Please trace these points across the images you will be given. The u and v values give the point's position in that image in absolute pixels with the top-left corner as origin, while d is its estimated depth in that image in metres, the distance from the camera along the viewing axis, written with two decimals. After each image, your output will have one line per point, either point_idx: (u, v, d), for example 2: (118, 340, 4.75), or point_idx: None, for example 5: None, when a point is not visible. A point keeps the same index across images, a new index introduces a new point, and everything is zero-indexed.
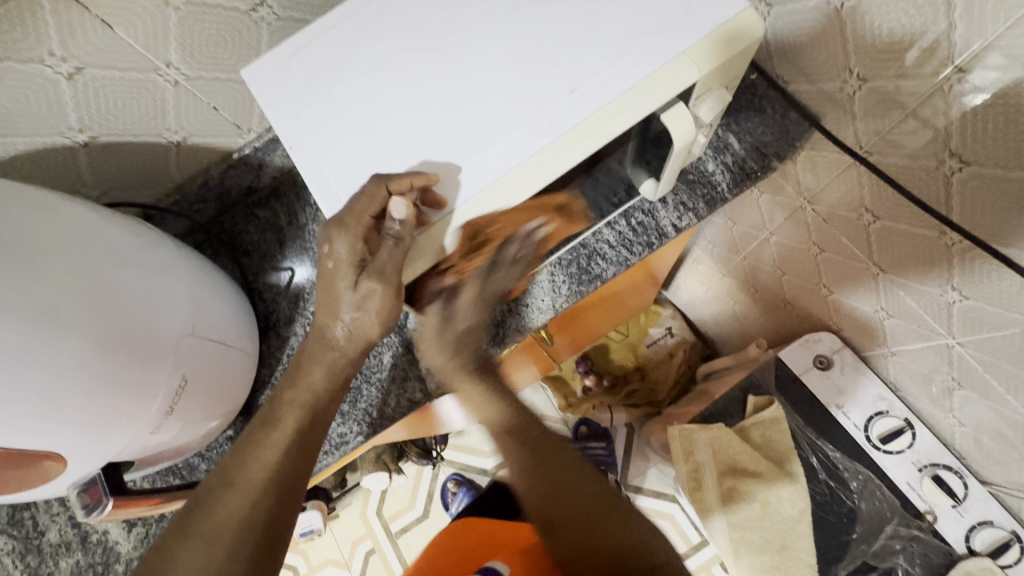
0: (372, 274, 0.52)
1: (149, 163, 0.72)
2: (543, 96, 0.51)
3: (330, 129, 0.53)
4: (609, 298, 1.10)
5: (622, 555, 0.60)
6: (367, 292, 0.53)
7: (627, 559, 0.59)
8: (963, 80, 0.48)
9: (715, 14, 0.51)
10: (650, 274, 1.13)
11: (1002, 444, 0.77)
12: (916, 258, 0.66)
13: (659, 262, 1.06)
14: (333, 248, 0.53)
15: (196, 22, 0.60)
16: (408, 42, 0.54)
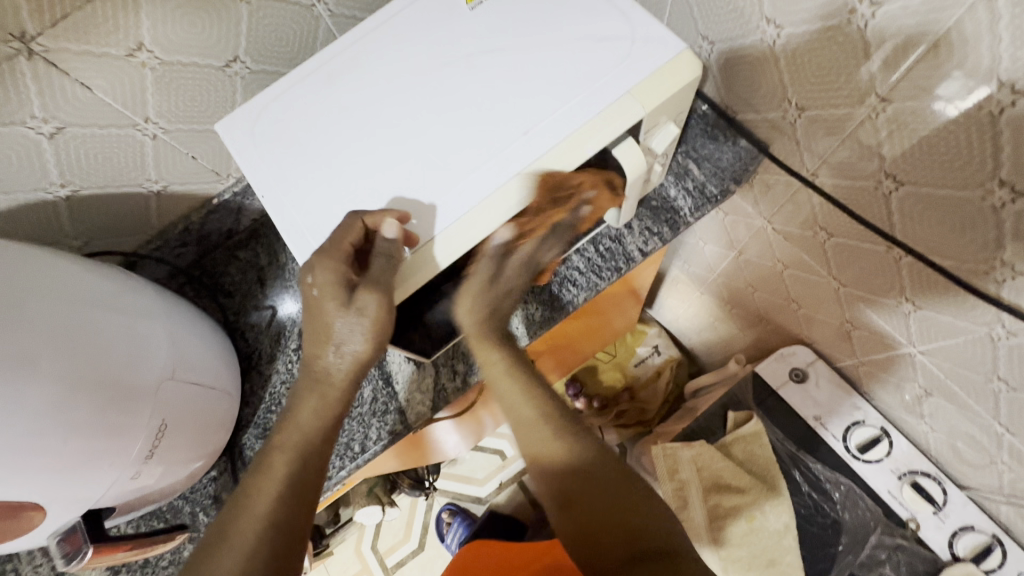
0: (369, 285, 0.53)
1: (131, 212, 0.74)
2: (499, 138, 0.54)
3: (301, 175, 0.56)
4: (593, 320, 1.13)
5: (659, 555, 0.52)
6: (361, 307, 0.53)
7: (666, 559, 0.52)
8: (885, 109, 0.52)
9: (655, 56, 0.54)
10: (631, 293, 1.15)
11: (973, 447, 0.79)
12: (870, 272, 0.69)
13: (640, 281, 1.08)
14: (316, 274, 0.53)
15: (173, 80, 0.63)
16: (371, 92, 0.58)
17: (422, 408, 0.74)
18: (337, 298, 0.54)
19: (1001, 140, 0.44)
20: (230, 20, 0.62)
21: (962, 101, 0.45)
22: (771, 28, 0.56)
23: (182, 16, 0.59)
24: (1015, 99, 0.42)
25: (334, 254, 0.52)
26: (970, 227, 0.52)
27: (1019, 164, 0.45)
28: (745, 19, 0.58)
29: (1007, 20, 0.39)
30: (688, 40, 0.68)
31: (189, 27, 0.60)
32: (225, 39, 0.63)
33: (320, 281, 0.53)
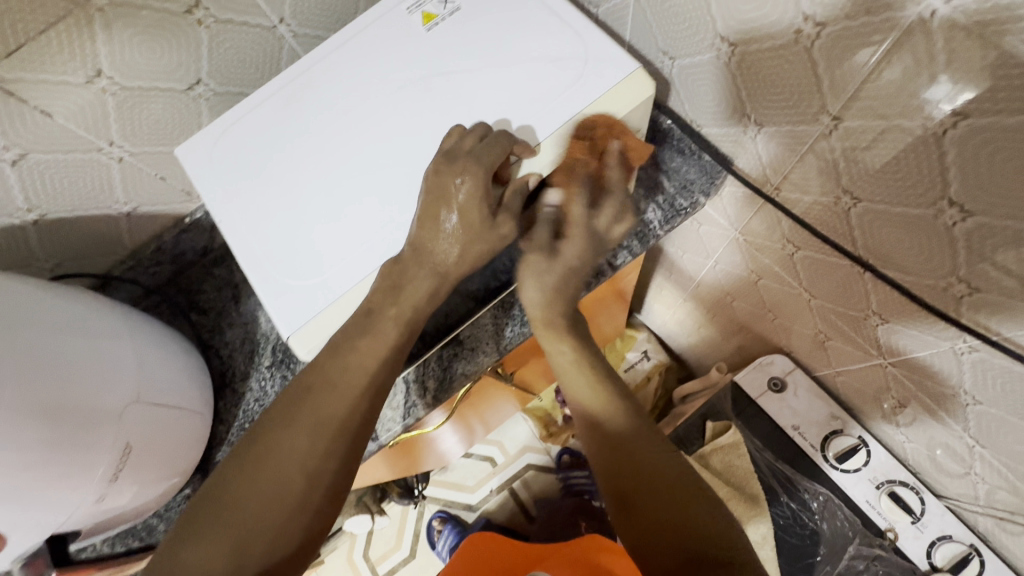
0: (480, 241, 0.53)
1: (103, 234, 0.75)
2: (462, 145, 0.52)
3: (257, 200, 0.56)
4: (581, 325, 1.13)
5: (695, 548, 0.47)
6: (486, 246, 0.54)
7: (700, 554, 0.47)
8: (837, 126, 0.51)
9: (607, 76, 0.54)
10: (622, 295, 1.13)
11: (951, 456, 0.78)
12: (839, 286, 0.69)
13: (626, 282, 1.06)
14: (466, 179, 0.50)
15: (135, 105, 0.64)
16: (328, 115, 0.58)
17: (393, 426, 0.74)
18: (478, 216, 0.52)
19: (948, 159, 0.44)
20: (190, 44, 0.62)
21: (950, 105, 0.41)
22: (724, 45, 0.56)
23: (141, 44, 0.59)
24: (957, 120, 0.41)
25: (490, 167, 0.50)
26: (926, 244, 0.52)
27: (966, 184, 0.44)
28: (700, 35, 0.58)
29: (942, 43, 0.39)
30: (649, 56, 0.68)
31: (148, 53, 0.60)
32: (187, 64, 0.64)
33: (465, 199, 0.51)
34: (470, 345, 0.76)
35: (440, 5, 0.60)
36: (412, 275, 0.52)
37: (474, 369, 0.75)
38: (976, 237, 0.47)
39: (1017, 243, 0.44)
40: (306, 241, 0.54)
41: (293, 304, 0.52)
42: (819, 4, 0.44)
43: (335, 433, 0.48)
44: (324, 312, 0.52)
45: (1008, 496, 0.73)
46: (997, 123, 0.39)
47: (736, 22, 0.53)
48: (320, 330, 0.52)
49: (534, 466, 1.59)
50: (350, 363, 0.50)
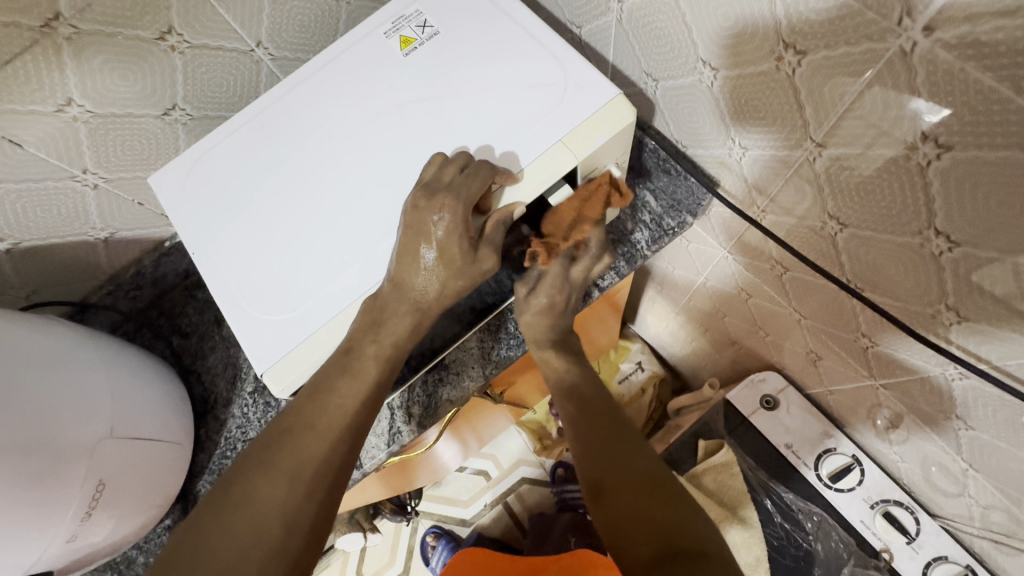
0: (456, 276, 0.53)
1: (80, 261, 0.74)
2: (442, 176, 0.51)
3: (233, 232, 0.55)
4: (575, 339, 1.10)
5: (663, 533, 0.52)
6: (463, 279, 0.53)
7: (668, 539, 0.51)
8: (820, 153, 0.50)
9: (587, 102, 0.53)
10: (615, 308, 1.11)
11: (945, 476, 0.76)
12: (827, 307, 0.68)
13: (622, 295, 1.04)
14: (444, 215, 0.50)
15: (108, 132, 0.62)
16: (304, 143, 0.57)
17: (377, 453, 0.72)
18: (459, 251, 0.52)
19: (932, 190, 0.43)
20: (165, 70, 0.61)
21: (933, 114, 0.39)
22: (707, 69, 0.55)
23: (111, 70, 0.57)
24: (940, 152, 0.40)
25: (469, 201, 0.49)
26: (913, 272, 0.51)
27: (951, 215, 0.43)
28: (682, 59, 0.58)
29: (922, 77, 0.38)
30: (634, 76, 0.67)
31: (120, 79, 0.59)
32: (162, 89, 0.62)
33: (443, 234, 0.51)
34: (456, 369, 0.74)
35: (417, 29, 0.59)
36: (392, 311, 0.52)
37: (461, 393, 0.73)
38: (962, 267, 0.46)
39: (1004, 275, 0.43)
40: (280, 274, 0.53)
41: (267, 340, 0.51)
42: (799, 34, 0.44)
43: (311, 476, 0.47)
44: (298, 348, 0.51)
45: (1002, 518, 0.71)
46: (979, 157, 0.38)
47: (717, 48, 0.52)
48: (294, 367, 0.50)
49: (529, 479, 1.57)
50: (331, 403, 0.50)
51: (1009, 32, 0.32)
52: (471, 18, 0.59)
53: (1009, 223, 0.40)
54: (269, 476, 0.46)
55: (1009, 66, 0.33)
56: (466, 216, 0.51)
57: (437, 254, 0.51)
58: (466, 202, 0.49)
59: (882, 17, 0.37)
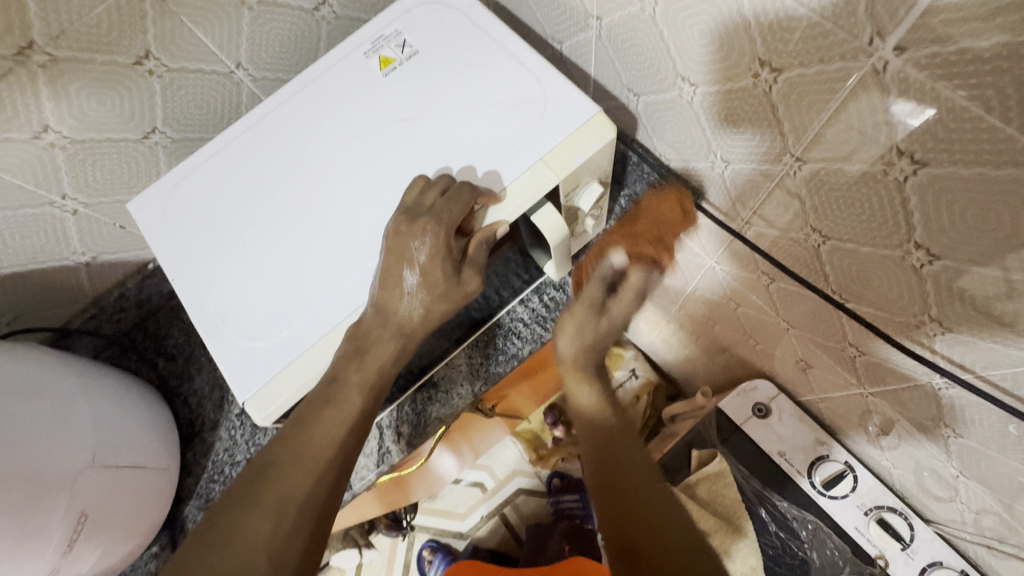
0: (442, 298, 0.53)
1: (62, 285, 0.73)
2: (424, 200, 0.50)
3: (213, 256, 0.54)
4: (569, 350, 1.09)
5: None
6: (446, 304, 0.52)
7: None
8: (801, 166, 0.50)
9: (567, 120, 0.53)
10: None
11: (937, 482, 0.76)
12: (814, 317, 0.68)
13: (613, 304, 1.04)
14: (425, 239, 0.49)
15: (87, 157, 0.62)
16: (283, 165, 0.56)
17: (367, 473, 0.71)
18: (442, 274, 0.51)
19: (910, 205, 0.43)
20: (143, 94, 0.61)
21: (903, 134, 0.39)
22: (687, 85, 0.55)
23: (88, 95, 0.57)
24: (917, 167, 0.40)
25: (451, 224, 0.49)
26: (896, 283, 0.51)
27: (930, 229, 0.43)
28: (662, 75, 0.58)
29: (897, 94, 0.38)
30: (616, 91, 0.67)
31: (97, 104, 0.58)
32: (141, 113, 0.62)
33: (425, 259, 0.50)
34: (445, 387, 0.73)
35: (397, 49, 0.59)
36: (376, 337, 0.50)
37: (449, 412, 0.72)
38: (944, 280, 0.46)
39: (983, 288, 0.43)
40: (260, 299, 0.52)
41: (249, 367, 0.50)
42: (774, 52, 0.44)
43: (295, 510, 0.45)
44: (280, 375, 0.50)
45: (994, 523, 0.71)
46: (955, 173, 0.38)
47: (695, 64, 0.52)
48: (275, 394, 0.50)
49: (524, 490, 1.55)
50: (315, 436, 0.48)
51: (977, 52, 0.32)
52: (450, 38, 0.59)
53: (988, 237, 0.40)
54: (252, 511, 0.45)
55: (980, 84, 0.33)
56: (448, 239, 0.50)
57: (419, 277, 0.50)
58: (447, 227, 0.49)
59: (852, 37, 0.37)
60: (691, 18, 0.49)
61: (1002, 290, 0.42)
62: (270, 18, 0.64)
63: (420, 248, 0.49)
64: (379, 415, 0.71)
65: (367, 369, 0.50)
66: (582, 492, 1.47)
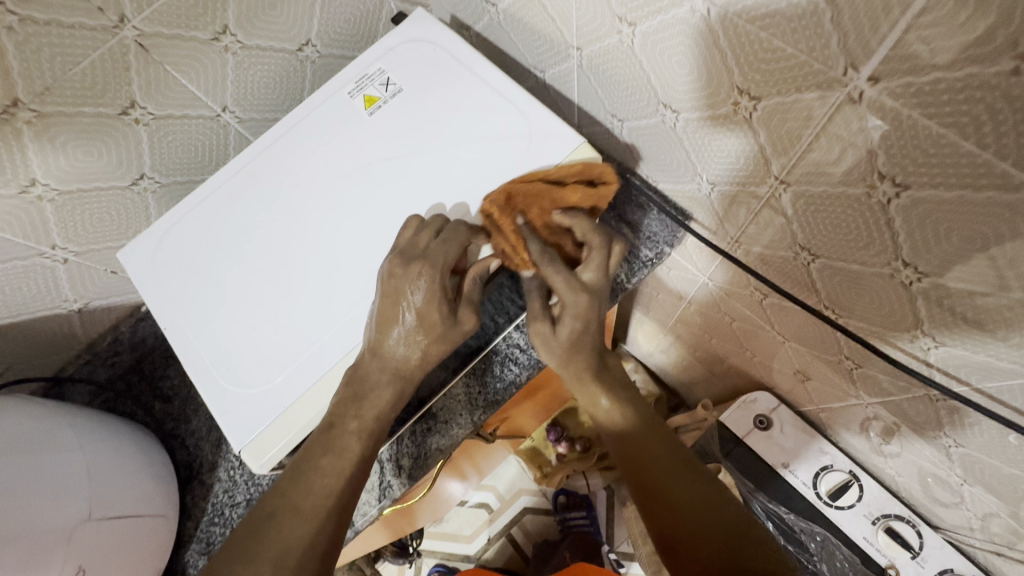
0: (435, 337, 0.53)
1: (55, 333, 0.73)
2: (415, 241, 0.50)
3: (205, 302, 0.54)
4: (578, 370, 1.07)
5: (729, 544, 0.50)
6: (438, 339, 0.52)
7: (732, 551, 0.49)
8: (783, 190, 0.51)
9: (551, 153, 0.54)
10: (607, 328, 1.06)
11: (942, 488, 0.76)
12: (807, 331, 0.69)
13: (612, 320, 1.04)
14: (420, 284, 0.49)
15: (76, 207, 0.62)
16: (272, 208, 0.56)
17: (369, 509, 0.70)
18: (439, 315, 0.51)
19: (894, 226, 0.43)
20: (130, 143, 0.61)
21: (884, 160, 0.40)
22: (669, 112, 0.56)
23: (74, 148, 0.57)
24: (898, 191, 0.41)
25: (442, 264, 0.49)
26: (885, 299, 0.51)
27: (916, 249, 0.44)
28: (645, 101, 0.58)
29: (876, 123, 0.38)
30: (600, 117, 0.68)
31: (83, 156, 0.58)
32: (129, 161, 0.62)
33: (421, 303, 0.50)
34: (444, 416, 0.72)
35: (381, 87, 0.60)
36: (373, 382, 0.50)
37: (449, 442, 0.72)
38: (932, 296, 0.46)
39: (971, 305, 0.44)
40: (254, 345, 0.52)
41: (245, 415, 0.50)
42: (752, 81, 0.44)
43: (296, 564, 0.45)
44: (277, 421, 0.50)
45: (1002, 529, 0.71)
46: (936, 196, 0.38)
47: (677, 93, 0.53)
48: (272, 441, 0.50)
49: (530, 509, 1.52)
50: (316, 486, 0.48)
51: (949, 83, 0.32)
52: (433, 75, 0.59)
53: (973, 258, 0.40)
54: (252, 566, 0.44)
55: (953, 113, 0.33)
56: (442, 279, 0.51)
57: (415, 319, 0.50)
58: (440, 270, 0.49)
59: (828, 68, 0.38)
60: (669, 49, 0.49)
61: (991, 305, 0.43)
62: (253, 62, 0.65)
63: (410, 288, 0.49)
64: (379, 449, 0.71)
65: (365, 416, 0.50)
66: (588, 509, 1.47)
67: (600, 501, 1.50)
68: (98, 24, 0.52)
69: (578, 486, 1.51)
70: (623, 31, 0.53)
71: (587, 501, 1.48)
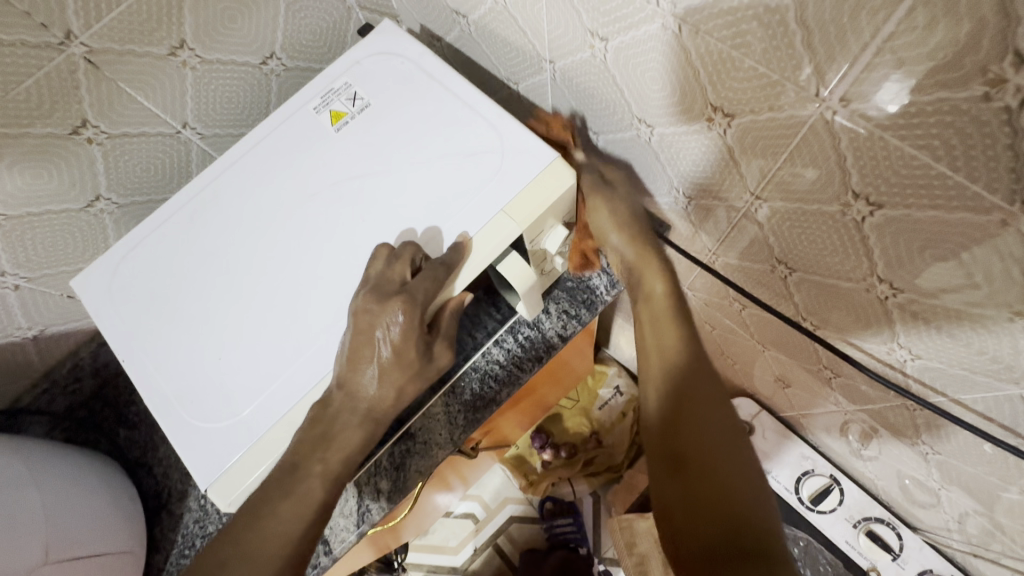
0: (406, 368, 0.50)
1: (10, 361, 0.69)
2: (389, 272, 0.48)
3: (165, 332, 0.52)
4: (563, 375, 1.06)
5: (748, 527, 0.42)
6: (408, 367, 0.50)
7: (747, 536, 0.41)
8: (759, 205, 0.51)
9: (527, 168, 0.52)
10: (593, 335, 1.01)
11: (921, 490, 0.76)
12: (786, 341, 0.69)
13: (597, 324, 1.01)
14: (398, 320, 0.47)
15: (27, 230, 0.58)
16: (236, 229, 0.54)
17: (346, 535, 0.68)
18: (416, 352, 0.50)
19: (869, 243, 0.43)
20: (83, 163, 0.58)
21: (857, 179, 0.39)
22: (644, 125, 0.55)
23: (21, 171, 0.54)
24: (873, 210, 0.40)
25: (427, 301, 0.48)
26: (862, 313, 0.51)
27: (890, 264, 0.43)
28: (620, 115, 0.57)
29: (847, 142, 0.38)
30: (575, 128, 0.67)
31: (32, 179, 0.55)
32: (83, 181, 0.58)
33: (396, 337, 0.48)
34: (422, 437, 0.70)
35: (348, 102, 0.58)
36: (343, 423, 0.48)
37: (430, 464, 0.70)
38: (908, 311, 0.46)
39: (946, 319, 0.44)
40: (219, 377, 0.50)
41: (211, 451, 0.48)
42: (725, 99, 0.44)
43: None
44: (244, 457, 0.48)
45: (978, 531, 0.72)
46: (909, 216, 0.38)
47: (650, 108, 0.52)
48: (240, 479, 0.47)
49: (517, 518, 1.50)
50: (270, 531, 0.46)
51: (920, 107, 0.32)
52: (403, 89, 0.58)
53: (947, 275, 0.40)
54: None
55: (923, 136, 0.33)
56: (423, 315, 0.49)
57: (387, 352, 0.48)
58: (421, 306, 0.48)
59: (800, 88, 0.37)
60: (642, 65, 0.49)
61: (963, 320, 0.43)
62: (215, 75, 0.62)
63: (378, 317, 0.47)
64: (357, 473, 0.69)
65: (329, 460, 0.48)
66: (574, 516, 1.45)
67: (586, 509, 1.46)
68: (43, 41, 0.49)
69: (564, 494, 1.47)
70: (596, 46, 0.52)
71: (573, 509, 1.45)
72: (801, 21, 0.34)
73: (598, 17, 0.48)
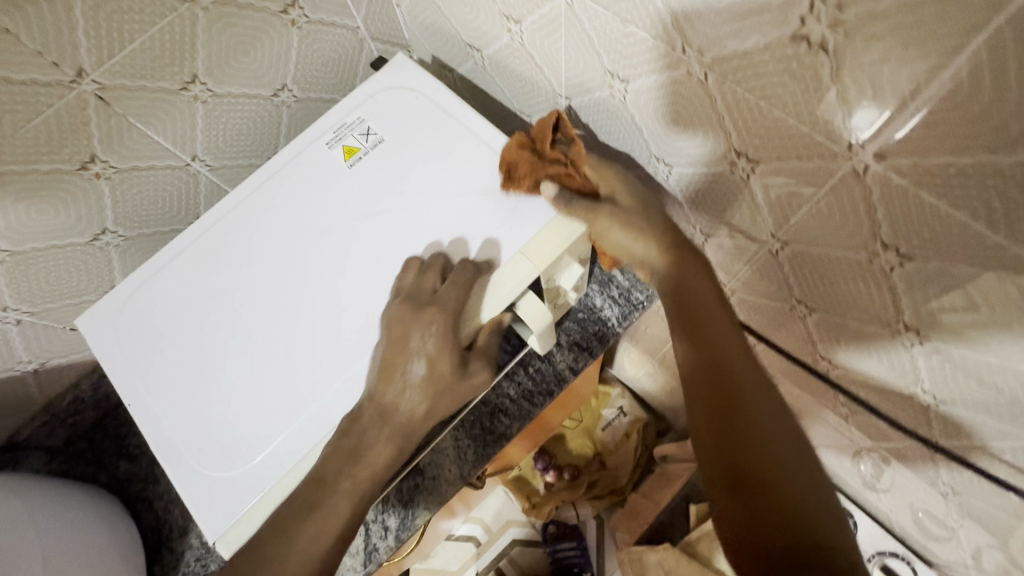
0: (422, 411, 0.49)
1: (9, 395, 0.67)
2: (406, 316, 0.47)
3: (173, 375, 0.50)
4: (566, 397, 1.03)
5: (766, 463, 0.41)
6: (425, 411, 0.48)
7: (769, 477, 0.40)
8: (781, 247, 0.50)
9: (545, 207, 0.51)
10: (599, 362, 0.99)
11: (937, 526, 0.75)
12: (800, 377, 0.68)
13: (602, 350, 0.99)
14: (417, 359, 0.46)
15: (32, 266, 0.57)
16: (247, 267, 0.53)
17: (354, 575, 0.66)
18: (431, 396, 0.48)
19: (896, 292, 0.42)
20: (91, 199, 0.56)
21: (888, 231, 0.39)
22: (662, 164, 0.55)
23: (27, 207, 0.52)
24: (901, 260, 0.40)
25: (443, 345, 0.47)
26: (886, 357, 0.50)
27: (918, 315, 0.43)
28: (636, 152, 0.57)
29: (878, 196, 0.37)
30: None
31: (38, 214, 0.54)
32: (90, 216, 0.57)
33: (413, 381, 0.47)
34: (431, 472, 0.69)
35: (361, 137, 0.57)
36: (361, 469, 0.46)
37: (439, 501, 0.68)
38: (935, 358, 0.46)
39: (974, 369, 0.43)
40: (228, 422, 0.49)
41: (221, 500, 0.47)
42: (751, 146, 0.43)
43: None
44: (256, 506, 0.47)
45: (995, 568, 0.71)
46: (940, 269, 0.38)
47: (670, 148, 0.52)
48: (251, 530, 0.46)
49: (518, 541, 1.47)
50: None
51: (959, 167, 0.32)
52: (416, 124, 0.57)
53: (977, 327, 0.40)
54: None
55: (961, 195, 0.32)
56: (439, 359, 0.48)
57: (402, 397, 0.46)
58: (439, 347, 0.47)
59: (831, 142, 0.37)
60: (662, 107, 0.48)
61: (992, 371, 0.42)
62: (226, 109, 0.62)
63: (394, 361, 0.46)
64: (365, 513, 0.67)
65: (348, 507, 0.46)
66: (578, 540, 1.42)
67: (590, 530, 1.44)
68: (53, 79, 0.48)
69: (568, 517, 1.44)
70: (615, 86, 0.51)
71: (577, 532, 1.43)
72: (835, 78, 0.33)
73: (619, 59, 0.48)
